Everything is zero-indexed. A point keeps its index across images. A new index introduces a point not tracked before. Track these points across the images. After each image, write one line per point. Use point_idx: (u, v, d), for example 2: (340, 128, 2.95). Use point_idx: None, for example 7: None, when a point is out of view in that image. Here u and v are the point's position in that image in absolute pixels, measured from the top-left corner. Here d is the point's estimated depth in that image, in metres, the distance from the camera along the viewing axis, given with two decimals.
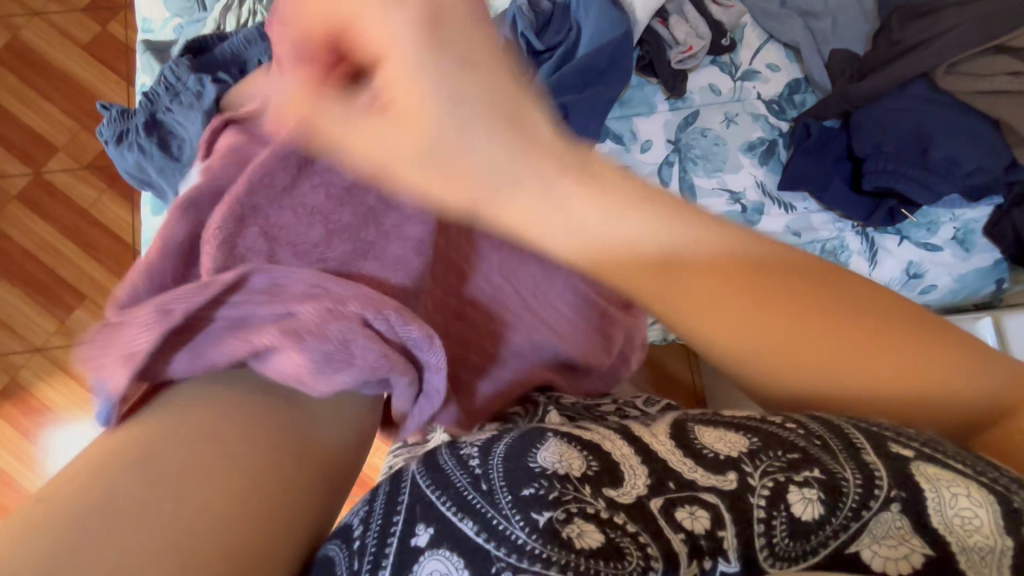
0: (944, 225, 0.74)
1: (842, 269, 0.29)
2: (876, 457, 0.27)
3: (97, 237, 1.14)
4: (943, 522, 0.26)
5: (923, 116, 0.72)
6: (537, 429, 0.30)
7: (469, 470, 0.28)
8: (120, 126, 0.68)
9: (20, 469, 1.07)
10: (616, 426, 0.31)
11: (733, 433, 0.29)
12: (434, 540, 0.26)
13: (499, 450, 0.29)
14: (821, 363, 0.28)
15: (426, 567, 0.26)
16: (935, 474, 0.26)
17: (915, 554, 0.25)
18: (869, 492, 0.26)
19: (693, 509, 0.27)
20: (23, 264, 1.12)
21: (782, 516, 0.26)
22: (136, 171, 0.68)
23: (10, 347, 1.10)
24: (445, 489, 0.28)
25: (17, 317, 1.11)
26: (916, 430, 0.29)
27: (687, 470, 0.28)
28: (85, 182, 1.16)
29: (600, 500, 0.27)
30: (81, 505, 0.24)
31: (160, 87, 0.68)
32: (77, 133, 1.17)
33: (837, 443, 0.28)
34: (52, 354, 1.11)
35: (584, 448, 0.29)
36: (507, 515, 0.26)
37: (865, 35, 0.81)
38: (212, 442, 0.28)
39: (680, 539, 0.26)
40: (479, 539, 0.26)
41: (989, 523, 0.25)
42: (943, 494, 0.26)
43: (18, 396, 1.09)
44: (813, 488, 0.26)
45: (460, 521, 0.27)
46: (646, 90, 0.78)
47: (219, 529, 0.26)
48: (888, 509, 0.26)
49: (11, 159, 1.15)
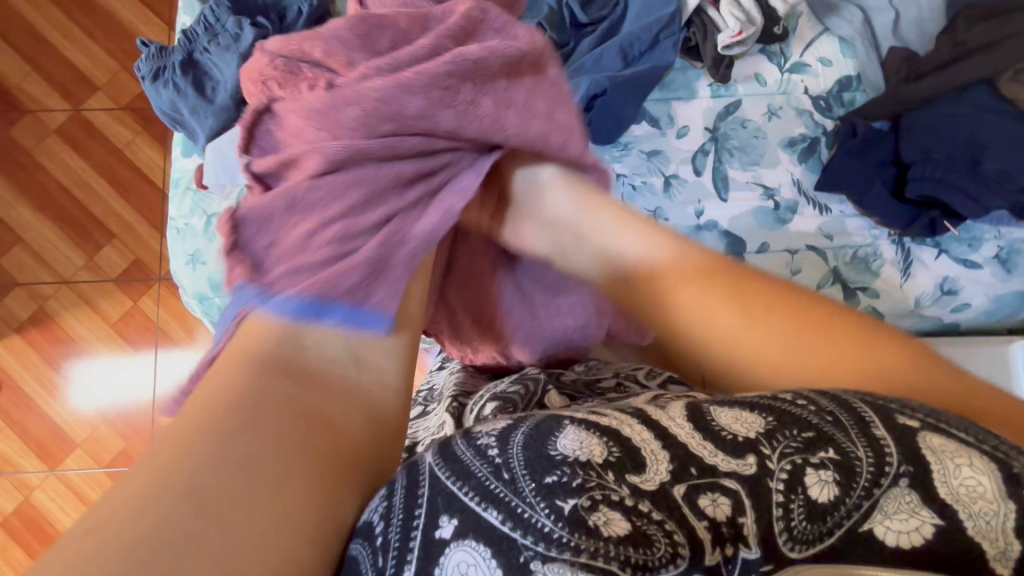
0: (987, 242, 0.71)
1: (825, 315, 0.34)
2: (884, 430, 0.27)
3: (130, 178, 1.16)
4: (949, 492, 0.25)
5: (977, 125, 0.68)
6: (554, 417, 0.30)
7: (489, 459, 0.28)
8: (156, 63, 0.68)
9: (44, 396, 1.11)
10: (633, 411, 0.31)
11: (749, 412, 0.29)
12: (458, 532, 0.26)
13: (517, 439, 0.29)
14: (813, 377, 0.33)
15: (453, 558, 0.26)
16: (940, 445, 0.27)
17: (926, 526, 0.25)
18: (880, 469, 0.26)
19: (715, 496, 0.26)
20: (58, 198, 1.15)
21: (800, 499, 0.26)
22: (170, 110, 0.68)
23: (39, 277, 1.14)
24: (466, 480, 0.28)
25: (49, 248, 1.14)
26: (918, 402, 0.29)
27: (707, 456, 0.27)
28: (121, 123, 1.17)
29: (624, 487, 0.27)
30: (120, 539, 0.24)
31: (200, 27, 0.68)
32: (117, 73, 1.18)
33: (848, 418, 0.28)
34: (79, 287, 1.14)
35: (604, 434, 0.29)
36: (532, 504, 0.26)
37: (930, 35, 0.76)
38: (250, 463, 0.28)
39: (704, 527, 0.26)
40: (504, 528, 0.26)
41: (992, 489, 0.25)
42: (947, 465, 0.26)
43: (44, 325, 1.13)
44: (829, 469, 0.26)
45: (484, 510, 0.27)
46: (689, 74, 0.75)
47: (261, 551, 0.26)
48: (898, 485, 0.26)
49: (52, 93, 1.17)
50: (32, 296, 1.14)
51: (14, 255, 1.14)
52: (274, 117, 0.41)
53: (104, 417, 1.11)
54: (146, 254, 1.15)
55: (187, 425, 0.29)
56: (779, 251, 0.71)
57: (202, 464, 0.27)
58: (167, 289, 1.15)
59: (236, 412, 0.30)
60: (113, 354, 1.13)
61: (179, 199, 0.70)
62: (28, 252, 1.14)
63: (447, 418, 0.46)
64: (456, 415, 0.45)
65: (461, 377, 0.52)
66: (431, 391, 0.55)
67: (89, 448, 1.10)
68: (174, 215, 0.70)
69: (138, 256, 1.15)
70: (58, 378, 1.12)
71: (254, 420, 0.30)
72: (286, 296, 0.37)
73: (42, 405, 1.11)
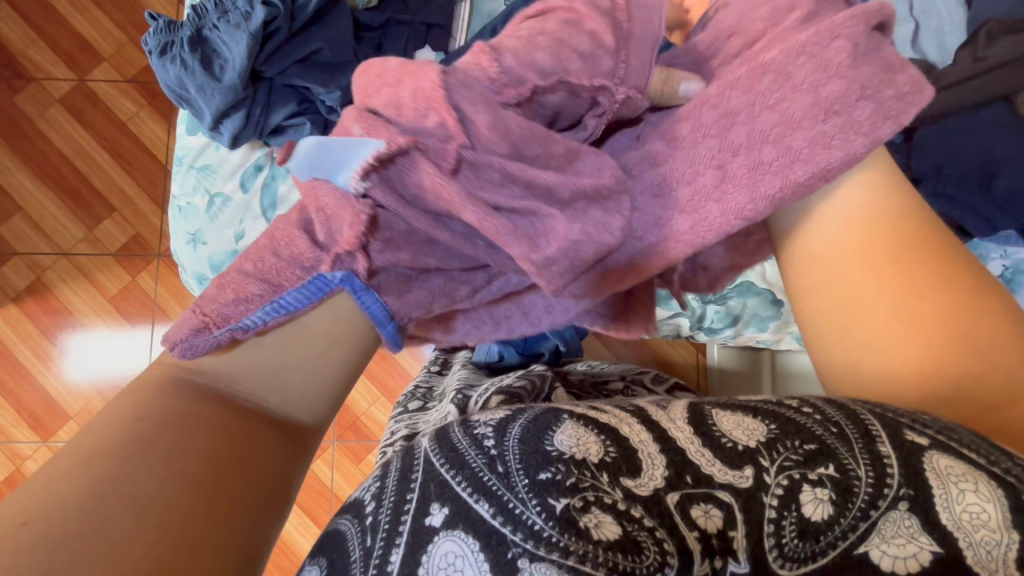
0: (993, 261, 0.71)
1: (975, 340, 0.32)
2: (889, 447, 0.28)
3: (132, 151, 1.15)
4: (952, 519, 0.27)
5: (992, 142, 0.66)
6: (552, 412, 0.32)
7: (485, 451, 0.30)
8: (165, 37, 0.67)
9: (39, 366, 1.11)
10: (634, 410, 0.33)
11: (751, 421, 0.31)
12: (449, 521, 0.28)
13: (514, 431, 0.31)
14: (929, 388, 0.31)
15: (440, 547, 0.28)
16: (947, 469, 0.28)
17: (922, 553, 0.26)
18: (878, 491, 0.28)
19: (707, 508, 0.28)
20: (60, 169, 1.14)
21: (792, 516, 0.28)
22: (176, 86, 0.66)
23: (38, 247, 1.13)
24: (460, 469, 0.30)
25: (48, 218, 1.13)
26: (929, 416, 0.30)
27: (704, 464, 0.29)
28: (125, 94, 1.16)
29: (617, 490, 0.28)
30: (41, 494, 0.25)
31: (209, 2, 0.67)
32: (123, 44, 1.17)
33: (852, 430, 0.29)
34: (76, 259, 1.13)
35: (600, 432, 0.31)
36: (524, 500, 0.28)
37: (949, 48, 0.75)
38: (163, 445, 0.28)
39: (694, 537, 0.27)
40: (495, 521, 0.28)
41: (996, 518, 0.27)
42: (951, 490, 0.27)
43: (41, 296, 1.12)
44: (825, 487, 0.28)
45: (476, 502, 0.28)
46: None
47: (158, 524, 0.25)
48: (897, 508, 0.27)
49: (58, 62, 1.16)
50: (29, 265, 1.13)
51: (13, 224, 1.13)
52: (413, 161, 0.31)
53: (98, 392, 1.11)
54: (146, 230, 1.15)
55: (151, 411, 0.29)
56: None
57: (158, 459, 0.27)
58: (166, 265, 1.14)
59: (204, 411, 0.30)
60: (109, 329, 1.13)
61: (183, 178, 0.70)
62: (27, 222, 1.13)
63: (450, 408, 0.52)
64: (460, 405, 0.52)
65: (464, 376, 0.61)
66: (435, 390, 0.63)
67: (82, 421, 1.10)
68: (177, 193, 0.70)
69: (138, 231, 1.15)
70: (53, 349, 1.12)
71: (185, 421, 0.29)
72: (375, 294, 0.32)
73: (36, 375, 1.11)
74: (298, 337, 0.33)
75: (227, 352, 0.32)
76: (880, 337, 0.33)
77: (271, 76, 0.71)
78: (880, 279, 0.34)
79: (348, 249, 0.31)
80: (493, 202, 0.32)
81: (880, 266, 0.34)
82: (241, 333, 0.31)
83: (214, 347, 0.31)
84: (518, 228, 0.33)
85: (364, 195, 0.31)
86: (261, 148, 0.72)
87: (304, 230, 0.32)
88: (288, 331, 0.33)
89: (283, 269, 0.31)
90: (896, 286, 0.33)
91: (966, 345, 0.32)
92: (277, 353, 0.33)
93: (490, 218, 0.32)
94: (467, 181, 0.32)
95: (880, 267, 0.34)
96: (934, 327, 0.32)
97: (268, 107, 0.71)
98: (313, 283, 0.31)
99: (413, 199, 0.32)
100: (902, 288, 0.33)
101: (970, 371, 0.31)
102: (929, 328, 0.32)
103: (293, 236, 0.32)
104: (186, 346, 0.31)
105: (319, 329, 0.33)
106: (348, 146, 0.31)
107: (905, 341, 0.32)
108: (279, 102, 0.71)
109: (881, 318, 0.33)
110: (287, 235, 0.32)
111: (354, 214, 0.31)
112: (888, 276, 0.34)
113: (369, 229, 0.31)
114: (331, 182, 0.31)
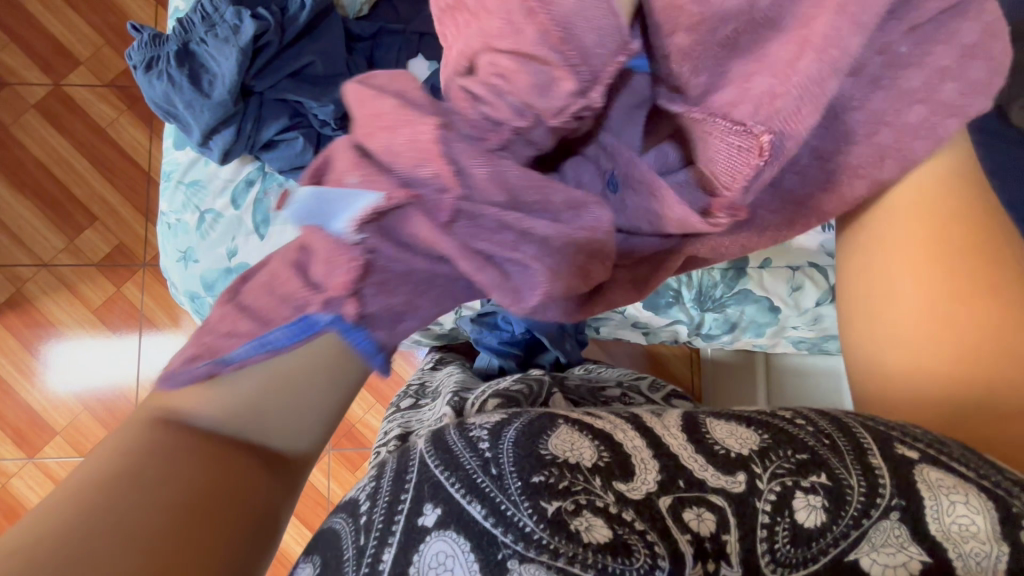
0: None
1: (972, 296, 0.36)
2: (880, 460, 0.30)
3: (114, 159, 1.12)
4: (942, 530, 0.29)
5: None
6: (548, 416, 0.33)
7: (480, 453, 0.31)
8: (151, 52, 0.65)
9: (20, 380, 1.08)
10: (628, 417, 0.34)
11: (744, 429, 0.32)
12: (441, 521, 0.30)
13: (508, 435, 0.32)
14: (917, 331, 0.37)
15: (432, 547, 0.29)
16: (937, 482, 0.30)
17: (912, 562, 0.28)
18: (871, 501, 0.29)
19: (699, 511, 0.29)
20: (37, 177, 1.10)
21: (786, 522, 0.29)
22: (164, 102, 0.65)
23: (17, 259, 1.10)
24: (454, 470, 0.31)
25: (25, 228, 1.10)
26: (923, 432, 0.32)
27: (698, 470, 0.31)
28: (105, 100, 1.13)
29: (609, 494, 0.30)
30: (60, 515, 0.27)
31: (195, 16, 0.66)
32: (101, 48, 1.13)
33: (845, 444, 0.31)
34: (58, 270, 1.10)
35: (594, 436, 0.32)
36: (516, 502, 0.29)
37: None
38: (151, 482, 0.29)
39: (687, 540, 0.29)
40: (486, 523, 0.29)
41: (985, 531, 0.29)
42: (941, 502, 0.29)
43: (20, 307, 1.09)
44: (818, 495, 0.30)
45: (468, 503, 0.30)
46: None
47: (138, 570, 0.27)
48: (888, 518, 0.29)
49: (32, 66, 1.12)
50: (9, 279, 1.10)
51: None
52: (405, 215, 0.29)
53: (82, 406, 1.08)
54: (130, 240, 1.12)
55: (135, 442, 0.31)
56: (780, 267, 0.69)
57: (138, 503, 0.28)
58: (152, 274, 1.12)
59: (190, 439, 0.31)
60: (93, 339, 1.10)
61: (171, 194, 0.70)
62: (5, 233, 1.10)
63: (447, 410, 0.52)
64: (456, 407, 0.51)
65: (460, 379, 0.60)
66: (424, 388, 0.63)
67: (69, 436, 1.07)
68: (166, 209, 0.69)
69: (122, 241, 1.12)
70: (35, 362, 1.09)
71: (167, 457, 0.30)
72: (364, 332, 0.31)
73: (17, 389, 1.08)
74: (280, 375, 0.33)
75: (209, 384, 0.32)
76: (885, 289, 0.39)
77: (261, 91, 0.70)
78: (900, 246, 0.39)
79: (337, 296, 0.30)
80: (494, 253, 0.30)
81: (908, 237, 0.39)
82: (218, 367, 0.32)
83: (196, 379, 0.32)
84: (510, 283, 0.30)
85: (359, 245, 0.29)
86: (252, 163, 0.71)
87: (297, 270, 0.30)
88: (273, 366, 0.32)
89: (274, 308, 0.31)
90: (910, 250, 0.38)
91: (966, 298, 0.36)
92: (263, 388, 0.33)
93: (484, 271, 0.30)
94: (468, 230, 0.29)
95: (904, 235, 0.39)
96: (939, 283, 0.37)
97: (260, 121, 0.69)
98: (300, 323, 0.31)
99: (406, 246, 0.30)
100: (918, 251, 0.38)
101: (958, 326, 0.36)
102: (931, 284, 0.37)
103: (286, 276, 0.31)
104: (179, 376, 0.32)
105: (303, 367, 0.33)
106: (340, 194, 0.29)
107: (904, 293, 0.38)
108: (271, 116, 0.70)
109: (891, 274, 0.39)
110: (282, 275, 0.31)
111: (346, 263, 0.29)
112: (903, 241, 0.39)
113: (362, 277, 0.29)
114: (322, 229, 0.29)
